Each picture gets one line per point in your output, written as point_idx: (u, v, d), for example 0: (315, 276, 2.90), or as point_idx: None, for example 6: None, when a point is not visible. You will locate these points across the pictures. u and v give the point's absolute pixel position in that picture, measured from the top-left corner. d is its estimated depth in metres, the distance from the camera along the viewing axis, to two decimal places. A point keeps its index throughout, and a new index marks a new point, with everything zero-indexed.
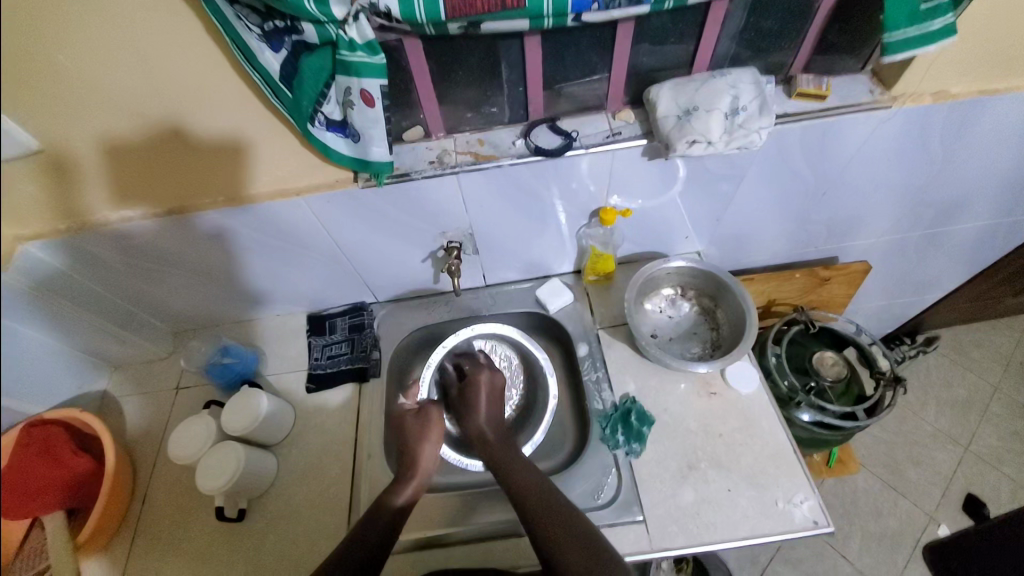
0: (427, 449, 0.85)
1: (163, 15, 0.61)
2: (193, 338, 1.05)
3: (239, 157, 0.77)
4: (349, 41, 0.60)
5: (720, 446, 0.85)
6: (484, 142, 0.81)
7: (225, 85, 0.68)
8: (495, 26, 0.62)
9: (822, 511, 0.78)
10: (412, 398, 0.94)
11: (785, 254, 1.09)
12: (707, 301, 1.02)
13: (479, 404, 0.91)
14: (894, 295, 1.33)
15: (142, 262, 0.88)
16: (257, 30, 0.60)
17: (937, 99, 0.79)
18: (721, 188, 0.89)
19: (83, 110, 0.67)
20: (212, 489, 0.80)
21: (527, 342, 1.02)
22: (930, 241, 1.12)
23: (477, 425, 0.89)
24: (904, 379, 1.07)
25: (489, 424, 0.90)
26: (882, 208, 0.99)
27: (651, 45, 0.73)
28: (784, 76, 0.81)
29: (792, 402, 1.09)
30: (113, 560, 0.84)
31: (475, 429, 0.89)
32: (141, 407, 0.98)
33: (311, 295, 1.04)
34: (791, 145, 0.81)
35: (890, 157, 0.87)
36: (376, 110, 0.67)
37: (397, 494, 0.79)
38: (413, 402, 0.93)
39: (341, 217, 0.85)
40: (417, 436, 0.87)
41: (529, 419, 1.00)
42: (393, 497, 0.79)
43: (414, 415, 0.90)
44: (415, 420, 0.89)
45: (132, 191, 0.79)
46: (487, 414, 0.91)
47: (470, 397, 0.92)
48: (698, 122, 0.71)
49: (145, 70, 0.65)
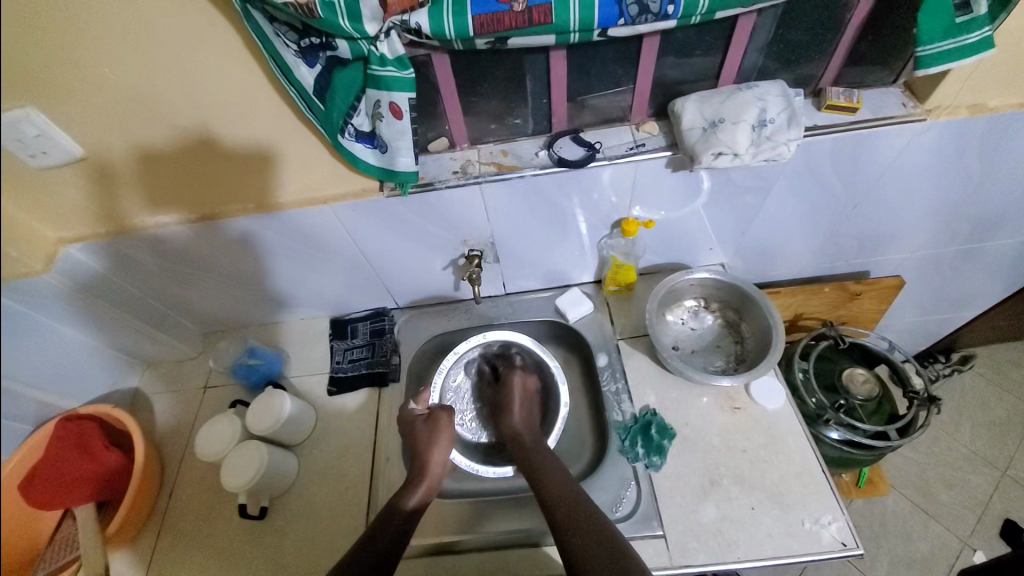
0: (436, 454, 0.85)
1: (203, 32, 0.64)
2: (222, 339, 1.08)
3: (270, 165, 0.80)
4: (381, 56, 0.62)
5: (744, 462, 0.83)
6: (508, 153, 0.82)
7: (259, 97, 0.71)
8: (521, 41, 0.63)
9: (851, 533, 0.75)
10: (422, 404, 0.95)
11: (812, 267, 1.07)
12: (732, 314, 1.00)
13: (512, 408, 0.94)
14: (927, 311, 1.28)
15: (176, 266, 0.91)
16: (294, 47, 0.62)
17: (972, 112, 0.76)
18: (747, 199, 0.87)
19: (126, 120, 0.71)
20: (237, 487, 0.82)
21: (539, 349, 1.00)
22: (966, 256, 1.08)
23: (512, 425, 0.92)
24: (939, 399, 1.03)
25: (524, 425, 0.92)
26: (915, 222, 0.96)
27: (677, 58, 0.73)
28: (814, 88, 0.79)
29: (820, 419, 1.05)
30: (140, 552, 0.87)
31: (510, 430, 0.91)
32: (171, 404, 1.02)
33: (335, 300, 1.06)
34: (820, 158, 0.80)
35: (924, 170, 0.85)
36: (404, 121, 0.67)
37: (409, 496, 0.80)
38: (423, 408, 0.93)
39: (367, 224, 0.87)
40: (427, 444, 0.86)
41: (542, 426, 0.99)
42: (405, 498, 0.80)
43: (424, 421, 0.90)
44: (424, 426, 0.89)
45: (167, 197, 0.82)
46: (521, 415, 0.93)
47: (506, 399, 0.95)
48: (724, 133, 0.70)
49: (185, 84, 0.68)
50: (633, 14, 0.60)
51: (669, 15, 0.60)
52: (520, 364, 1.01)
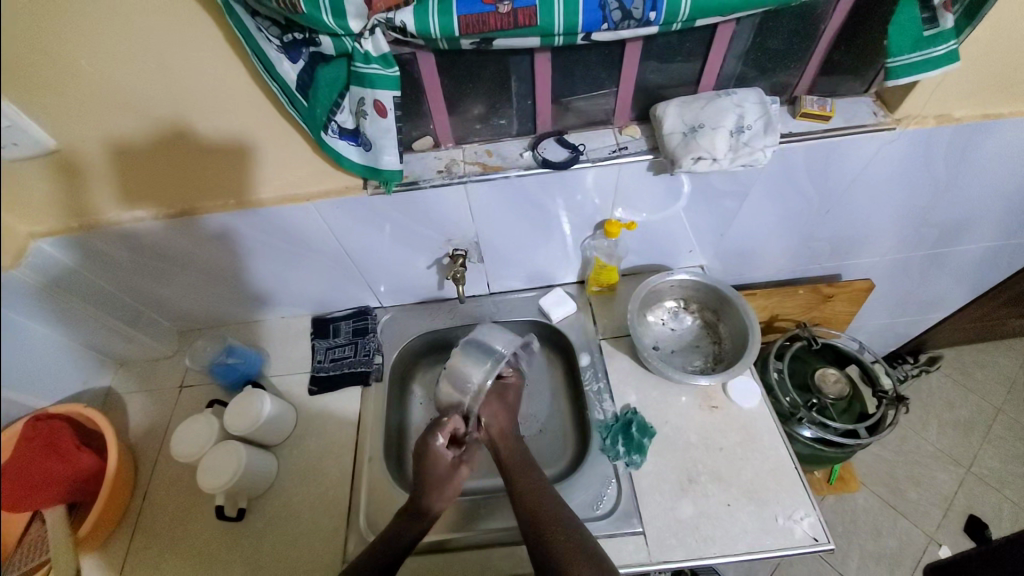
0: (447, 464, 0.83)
1: (184, 27, 0.63)
2: (198, 337, 1.07)
3: (248, 159, 0.79)
4: (364, 53, 0.62)
5: (720, 460, 0.85)
6: (492, 153, 0.82)
7: (239, 93, 0.70)
8: (507, 43, 0.64)
9: (822, 528, 0.78)
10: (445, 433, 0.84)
11: (788, 270, 1.10)
12: (710, 315, 1.03)
13: (506, 401, 0.91)
14: (896, 313, 1.33)
15: (153, 261, 0.90)
16: (276, 41, 0.62)
17: (940, 122, 0.80)
18: (726, 204, 0.90)
19: (94, 112, 0.69)
20: (212, 488, 0.81)
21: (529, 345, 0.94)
22: (933, 260, 1.12)
23: (498, 426, 0.88)
24: (907, 398, 1.06)
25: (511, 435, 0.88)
26: (885, 227, 1.00)
27: (659, 63, 0.75)
28: (790, 96, 0.82)
29: (794, 417, 1.08)
30: (112, 557, 0.85)
31: (497, 433, 0.88)
32: (146, 405, 0.99)
33: (316, 298, 1.05)
34: (795, 164, 0.83)
35: (894, 177, 0.88)
36: (388, 120, 0.67)
37: (432, 500, 0.80)
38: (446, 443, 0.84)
39: (349, 222, 0.87)
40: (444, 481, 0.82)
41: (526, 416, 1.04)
42: (430, 501, 0.80)
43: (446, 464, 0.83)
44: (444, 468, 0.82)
45: (144, 192, 0.81)
46: (512, 413, 0.90)
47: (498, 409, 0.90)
48: (703, 139, 0.72)
49: (164, 78, 0.67)
50: (617, 19, 0.61)
51: (651, 21, 0.61)
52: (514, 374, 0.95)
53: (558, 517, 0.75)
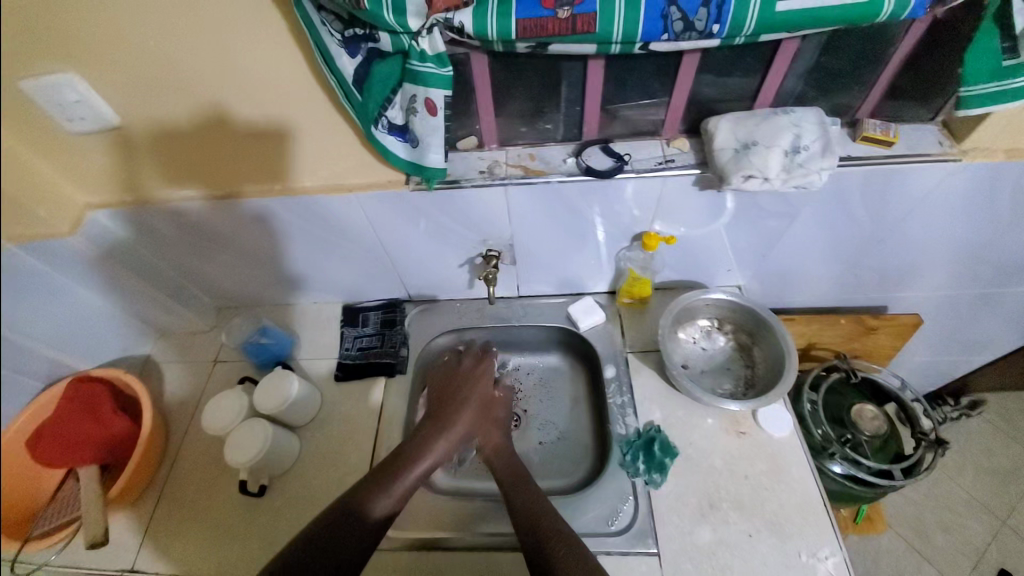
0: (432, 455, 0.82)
1: (249, 17, 0.65)
2: (235, 315, 1.10)
3: (298, 147, 0.80)
4: (421, 52, 0.62)
5: (744, 488, 0.82)
6: (536, 157, 0.82)
7: (295, 82, 0.72)
8: (562, 48, 0.63)
9: (848, 569, 0.74)
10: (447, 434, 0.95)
11: (830, 298, 1.06)
12: (745, 337, 0.99)
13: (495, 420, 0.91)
14: (942, 351, 1.26)
15: (198, 238, 0.93)
16: (338, 36, 0.63)
17: (1009, 157, 0.75)
18: (772, 224, 0.87)
19: (160, 93, 0.72)
20: (239, 463, 0.84)
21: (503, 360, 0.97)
22: (989, 299, 1.06)
23: (492, 444, 0.88)
24: (948, 442, 1.02)
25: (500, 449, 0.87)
26: (940, 261, 0.95)
27: (715, 77, 0.73)
28: (851, 118, 0.78)
29: (825, 452, 1.04)
30: (139, 519, 0.88)
31: (491, 450, 0.87)
32: (181, 376, 1.03)
33: (349, 287, 1.06)
34: (850, 189, 0.79)
35: (957, 209, 0.83)
36: (438, 118, 0.68)
37: (377, 499, 0.74)
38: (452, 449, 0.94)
39: (388, 216, 0.88)
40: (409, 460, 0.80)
41: (534, 417, 1.04)
42: (374, 501, 0.74)
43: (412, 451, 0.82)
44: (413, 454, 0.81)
45: (197, 172, 0.84)
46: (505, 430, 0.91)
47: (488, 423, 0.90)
48: (756, 157, 0.70)
49: (225, 63, 0.69)
50: (678, 30, 0.59)
51: (713, 34, 0.60)
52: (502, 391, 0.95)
53: (537, 515, 0.75)
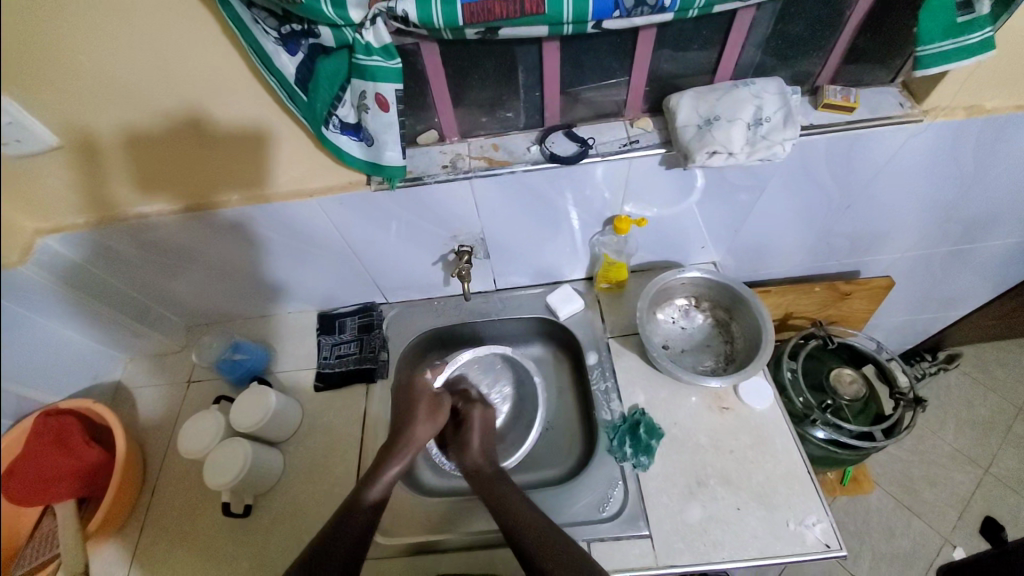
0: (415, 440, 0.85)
1: (180, 20, 0.61)
2: (206, 333, 1.06)
3: (250, 153, 0.77)
4: (366, 45, 0.60)
5: (730, 462, 0.83)
6: (499, 147, 0.80)
7: (239, 83, 0.68)
8: (513, 32, 0.61)
9: (835, 534, 0.76)
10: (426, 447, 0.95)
11: (804, 267, 1.07)
12: (722, 313, 1.00)
13: (468, 440, 0.91)
14: (915, 310, 1.29)
15: (159, 257, 0.89)
16: (274, 34, 0.60)
17: (970, 114, 0.76)
18: (741, 198, 0.86)
19: (97, 108, 0.68)
20: (220, 485, 0.81)
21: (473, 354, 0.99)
22: (956, 257, 1.08)
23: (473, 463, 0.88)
24: (925, 400, 1.03)
25: (481, 457, 0.88)
26: (907, 222, 0.96)
27: (673, 51, 0.71)
28: (811, 86, 0.78)
29: (807, 419, 1.05)
30: (123, 549, 0.85)
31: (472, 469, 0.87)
32: (153, 400, 1.00)
33: (322, 294, 1.04)
34: (815, 157, 0.79)
35: (919, 171, 0.84)
36: (391, 115, 0.65)
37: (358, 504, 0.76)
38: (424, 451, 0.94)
39: (353, 219, 0.85)
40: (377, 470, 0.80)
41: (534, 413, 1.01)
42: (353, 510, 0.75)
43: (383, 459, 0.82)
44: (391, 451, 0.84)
45: (148, 187, 0.80)
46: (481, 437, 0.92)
47: (463, 434, 0.92)
48: (719, 132, 0.69)
49: (162, 70, 0.65)
50: (629, 6, 0.58)
51: (665, 8, 0.58)
52: (477, 400, 0.97)
53: (516, 517, 0.75)
